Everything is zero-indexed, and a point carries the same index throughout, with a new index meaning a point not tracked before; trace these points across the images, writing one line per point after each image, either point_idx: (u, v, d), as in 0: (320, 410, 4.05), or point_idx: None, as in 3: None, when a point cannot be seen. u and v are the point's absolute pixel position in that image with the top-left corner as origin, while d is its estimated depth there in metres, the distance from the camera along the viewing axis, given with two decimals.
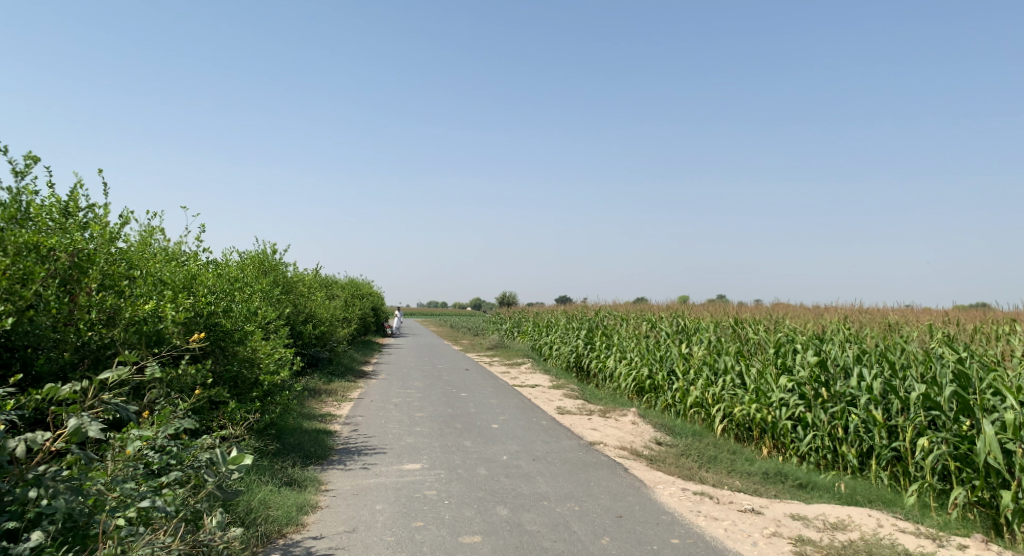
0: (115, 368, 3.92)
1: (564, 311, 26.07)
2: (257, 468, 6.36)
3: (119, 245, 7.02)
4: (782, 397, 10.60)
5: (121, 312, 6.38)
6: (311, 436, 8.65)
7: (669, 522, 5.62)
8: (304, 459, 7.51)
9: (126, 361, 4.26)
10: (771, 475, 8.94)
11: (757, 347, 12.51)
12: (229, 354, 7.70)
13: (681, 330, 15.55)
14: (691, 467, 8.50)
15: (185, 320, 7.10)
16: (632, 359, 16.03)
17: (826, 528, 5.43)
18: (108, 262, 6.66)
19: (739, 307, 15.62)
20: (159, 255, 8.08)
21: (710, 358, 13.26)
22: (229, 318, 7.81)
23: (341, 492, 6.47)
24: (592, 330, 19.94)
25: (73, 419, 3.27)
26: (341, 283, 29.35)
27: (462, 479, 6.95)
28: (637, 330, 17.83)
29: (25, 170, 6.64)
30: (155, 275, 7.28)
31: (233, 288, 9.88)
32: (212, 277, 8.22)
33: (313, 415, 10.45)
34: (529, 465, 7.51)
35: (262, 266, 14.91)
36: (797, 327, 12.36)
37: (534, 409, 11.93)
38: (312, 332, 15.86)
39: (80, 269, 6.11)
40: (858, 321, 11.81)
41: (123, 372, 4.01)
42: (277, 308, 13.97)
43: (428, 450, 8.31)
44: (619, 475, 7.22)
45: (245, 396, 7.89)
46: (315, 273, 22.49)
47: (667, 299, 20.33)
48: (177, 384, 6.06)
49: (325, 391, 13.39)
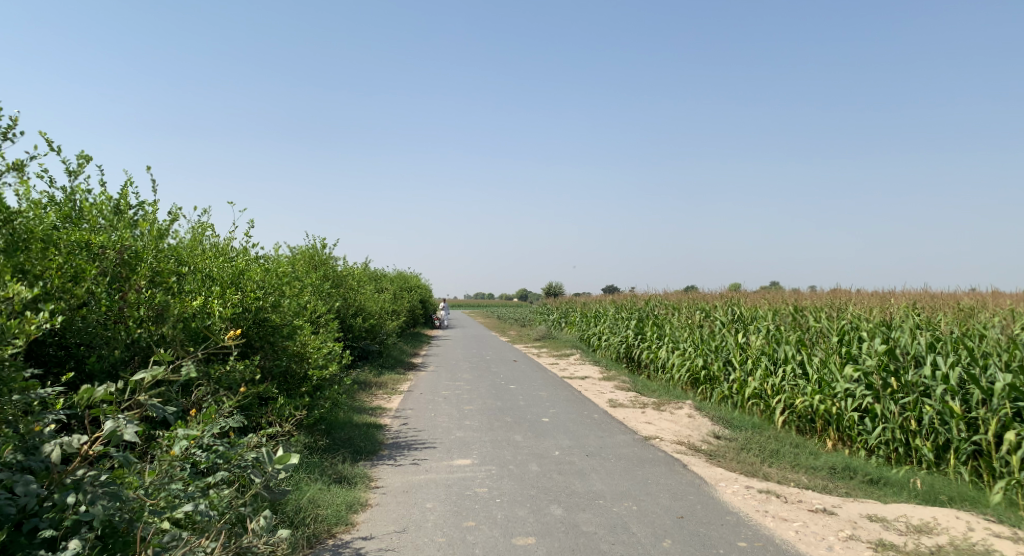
0: (152, 368, 3.83)
1: (612, 301, 25.66)
2: (305, 464, 6.25)
3: (169, 242, 7.03)
4: (848, 388, 10.09)
5: (170, 308, 6.26)
6: (361, 430, 8.55)
7: (735, 523, 5.30)
8: (353, 454, 7.40)
9: (162, 361, 4.15)
10: (839, 470, 8.50)
11: (820, 335, 12.00)
12: (278, 349, 7.62)
13: (737, 318, 15.06)
14: (753, 463, 8.12)
15: (233, 315, 6.99)
16: (685, 350, 15.61)
17: (909, 531, 5.05)
18: (157, 259, 6.67)
19: (797, 294, 15.03)
20: (210, 251, 8.10)
21: (769, 347, 12.77)
22: (278, 313, 7.73)
23: (391, 489, 6.33)
24: (642, 320, 19.53)
25: (109, 422, 3.22)
26: (389, 276, 29.50)
27: (514, 476, 6.73)
28: (690, 319, 17.37)
29: (77, 170, 6.74)
30: (204, 271, 7.26)
31: (283, 283, 9.84)
32: (261, 271, 8.16)
33: (364, 409, 10.39)
34: (582, 462, 7.25)
35: (312, 260, 14.97)
36: (862, 314, 11.80)
37: (585, 402, 11.67)
38: (362, 326, 15.88)
39: (129, 267, 6.14)
40: (930, 306, 11.21)
41: (159, 371, 3.92)
42: (327, 302, 14.00)
43: (478, 444, 8.13)
44: (678, 472, 6.90)
45: (294, 392, 7.86)
46: (363, 266, 22.58)
47: (721, 287, 19.76)
48: (226, 380, 5.98)
49: (375, 384, 13.36)
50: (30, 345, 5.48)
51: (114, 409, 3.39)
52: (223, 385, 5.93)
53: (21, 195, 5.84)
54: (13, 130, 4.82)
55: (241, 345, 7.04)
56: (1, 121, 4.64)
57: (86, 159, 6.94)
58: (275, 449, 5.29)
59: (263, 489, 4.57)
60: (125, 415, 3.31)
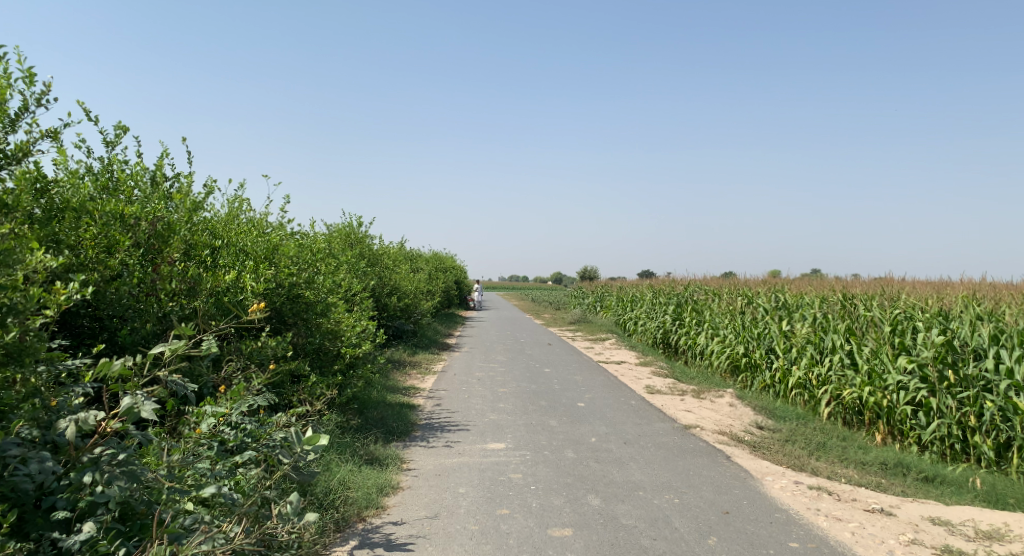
0: (170, 344, 3.69)
1: (650, 285, 25.20)
2: (336, 444, 6.09)
3: (203, 215, 6.93)
4: (900, 380, 9.72)
5: (202, 282, 6.10)
6: (394, 410, 8.40)
7: (785, 521, 5.01)
8: (386, 435, 7.25)
9: (180, 335, 3.98)
10: (890, 466, 8.10)
11: (870, 325, 11.55)
12: (311, 326, 7.47)
13: (781, 305, 14.60)
14: (799, 456, 7.79)
15: (265, 288, 6.78)
16: (725, 336, 15.19)
17: (977, 538, 4.73)
18: (191, 232, 6.56)
19: (846, 282, 14.48)
20: (246, 225, 7.99)
21: (815, 336, 12.33)
22: (312, 289, 7.59)
23: (423, 472, 6.15)
24: (681, 305, 19.09)
25: (127, 399, 3.12)
26: (425, 256, 29.44)
27: (549, 462, 6.50)
28: (731, 305, 16.92)
29: (114, 141, 6.66)
30: (238, 245, 7.14)
31: (317, 259, 9.70)
32: (295, 247, 8.02)
33: (396, 389, 10.25)
34: (620, 450, 6.99)
35: (348, 239, 14.89)
36: (917, 303, 11.31)
37: (622, 388, 11.38)
38: (397, 305, 15.77)
39: (161, 239, 6.02)
40: (990, 296, 10.70)
41: (177, 345, 3.79)
42: (362, 280, 13.92)
43: (512, 428, 7.91)
44: (721, 464, 6.59)
45: (327, 369, 7.67)
46: (400, 246, 22.53)
47: (763, 273, 19.22)
48: (258, 356, 5.85)
49: (409, 363, 13.25)
50: (61, 315, 5.35)
51: (132, 384, 3.29)
52: (250, 358, 5.74)
53: (58, 164, 5.76)
54: (44, 97, 4.70)
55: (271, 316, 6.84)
56: (36, 86, 4.52)
57: (122, 129, 6.85)
58: (304, 428, 5.14)
59: (290, 470, 4.42)
60: (142, 391, 3.20)
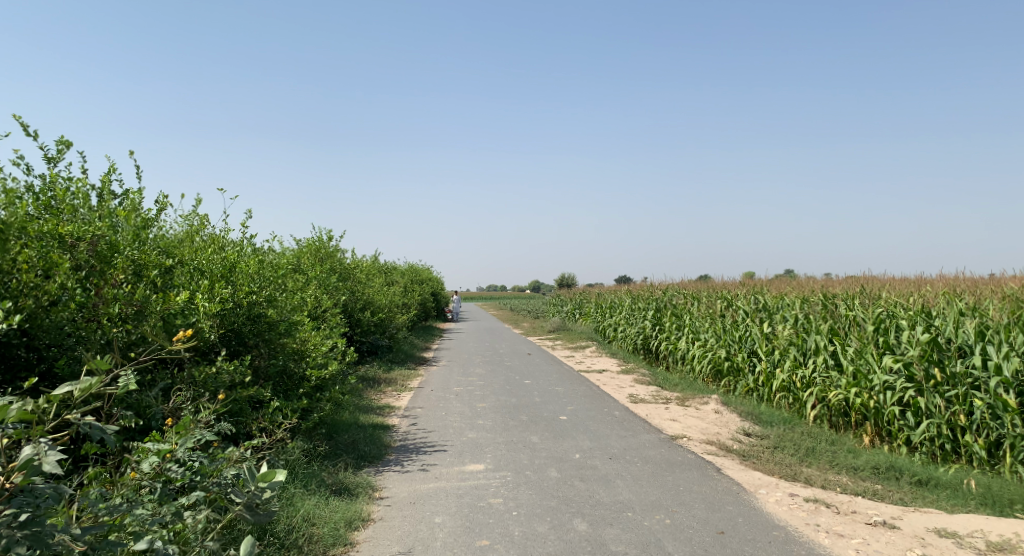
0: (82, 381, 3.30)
1: (628, 290, 24.95)
2: (301, 474, 5.66)
3: (155, 233, 6.49)
4: (887, 380, 9.51)
5: (149, 303, 5.62)
6: (366, 432, 7.98)
7: (785, 540, 4.68)
8: (357, 460, 6.83)
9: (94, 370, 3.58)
10: (882, 470, 7.84)
11: (853, 325, 11.37)
12: (274, 347, 7.04)
13: (761, 307, 14.40)
14: (791, 465, 7.51)
15: (221, 309, 6.32)
16: (706, 341, 14.95)
17: (987, 550, 4.46)
18: (140, 250, 6.09)
19: (826, 281, 14.32)
20: (204, 243, 7.55)
21: (798, 337, 12.13)
22: (274, 308, 7.17)
23: (397, 500, 5.74)
24: (660, 310, 18.84)
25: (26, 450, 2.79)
26: (400, 269, 28.98)
27: (531, 484, 6.13)
28: (710, 308, 16.72)
29: (56, 157, 6.24)
30: (194, 264, 6.69)
31: (282, 278, 9.26)
32: (255, 264, 7.59)
33: (370, 408, 9.82)
34: (606, 466, 6.63)
35: (318, 254, 14.42)
36: (899, 301, 11.16)
37: (605, 397, 11.06)
38: (371, 320, 15.30)
39: (103, 259, 5.56)
40: (971, 292, 10.56)
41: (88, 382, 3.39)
42: (333, 296, 13.47)
43: (492, 447, 7.53)
44: (712, 478, 6.27)
45: (293, 393, 7.25)
46: (373, 260, 22.07)
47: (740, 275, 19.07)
48: (212, 383, 5.44)
49: (384, 380, 12.81)
50: None
51: (35, 429, 2.93)
52: (197, 386, 5.31)
53: None
54: None
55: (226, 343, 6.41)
56: None
57: (66, 143, 6.41)
58: (263, 461, 4.72)
59: (244, 511, 4.01)
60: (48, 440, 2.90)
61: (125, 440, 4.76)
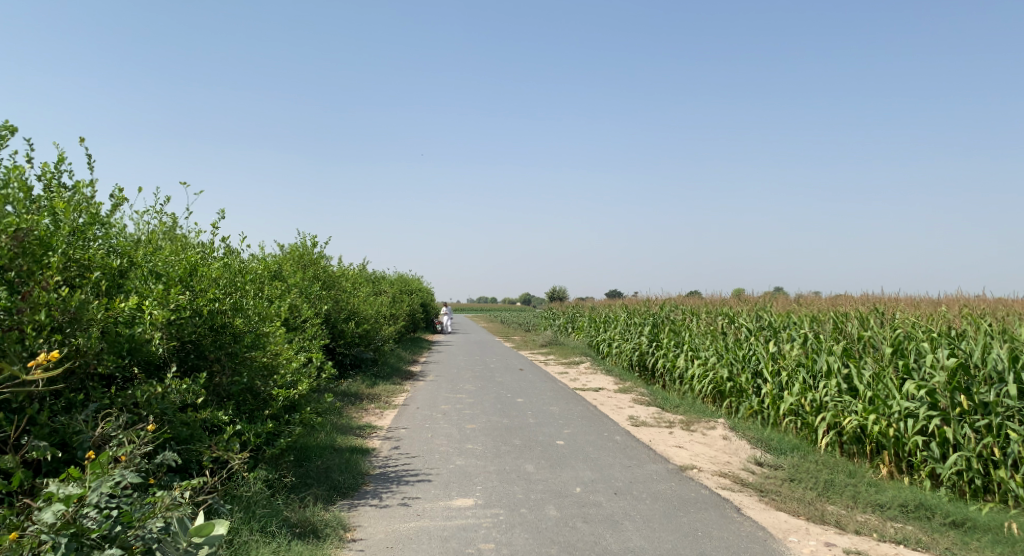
0: None
1: (623, 305, 24.19)
2: (259, 512, 4.84)
3: (108, 231, 5.67)
4: (908, 407, 8.83)
5: (87, 310, 4.72)
6: (342, 457, 7.15)
7: None
8: (328, 492, 6.01)
9: None
10: (911, 509, 7.11)
11: (868, 345, 10.67)
12: (238, 362, 6.22)
13: (766, 325, 13.69)
14: (813, 502, 6.78)
15: (174, 317, 5.48)
16: (707, 359, 14.23)
17: None
18: (80, 250, 5.26)
19: (833, 299, 13.65)
20: (167, 244, 6.75)
21: (807, 358, 11.43)
22: (241, 317, 6.40)
23: (372, 544, 4.93)
24: (658, 326, 18.13)
25: None
26: (388, 280, 28.14)
27: (528, 525, 5.34)
28: (711, 324, 15.99)
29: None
30: (148, 267, 5.87)
31: (255, 287, 8.45)
32: (222, 268, 6.78)
33: (348, 429, 8.98)
34: (611, 504, 5.87)
35: (301, 260, 13.56)
36: (919, 321, 10.46)
37: (603, 420, 10.27)
38: (355, 331, 14.44)
39: (32, 258, 4.76)
40: (996, 314, 9.89)
41: None
42: (314, 306, 12.63)
43: (482, 477, 6.72)
44: (734, 521, 5.52)
45: (257, 415, 6.41)
46: (360, 268, 21.23)
47: (736, 290, 18.43)
48: (157, 405, 4.65)
49: (366, 397, 11.97)
50: None
51: None
52: (130, 413, 4.51)
53: None
54: None
55: (172, 361, 5.57)
56: None
57: (10, 129, 5.60)
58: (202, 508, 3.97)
59: None
60: None
61: (43, 473, 4.04)
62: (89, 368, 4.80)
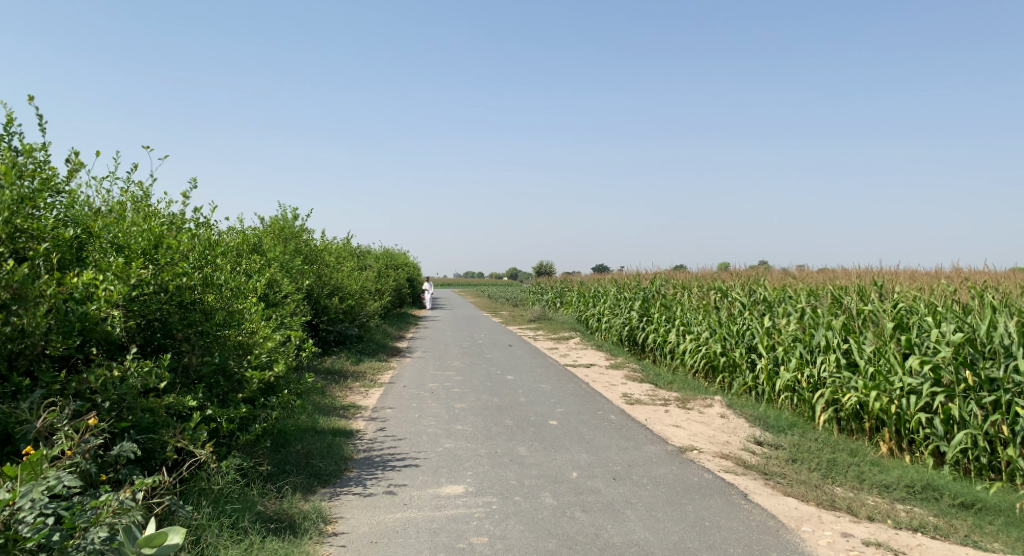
0: None
1: (612, 279, 23.83)
2: (229, 508, 4.44)
3: (63, 199, 5.18)
4: (911, 384, 8.52)
5: (31, 285, 4.25)
6: (323, 441, 6.74)
7: None
8: (308, 480, 5.61)
9: None
10: (918, 490, 6.76)
11: (868, 320, 10.35)
12: (208, 341, 5.77)
13: (761, 299, 13.36)
14: (820, 484, 6.47)
15: (135, 294, 4.99)
16: (700, 334, 13.90)
17: None
18: (28, 219, 4.76)
19: (829, 273, 13.32)
20: (133, 213, 6.26)
21: (804, 333, 11.10)
22: (212, 293, 5.93)
23: (354, 538, 4.55)
24: (648, 300, 17.79)
25: None
26: (374, 254, 27.57)
27: (523, 515, 4.97)
28: (703, 298, 15.65)
29: None
30: (109, 238, 5.38)
31: (230, 261, 7.96)
32: (192, 240, 6.30)
33: (331, 410, 8.56)
34: (611, 491, 5.51)
35: (281, 233, 13.03)
36: (921, 295, 10.13)
37: (596, 398, 9.92)
38: (339, 307, 13.97)
39: None
40: (1001, 286, 9.57)
41: None
42: (296, 281, 12.15)
43: (472, 461, 6.34)
44: (742, 509, 5.19)
45: (231, 398, 5.97)
46: (345, 242, 20.69)
47: (724, 263, 18.06)
48: (114, 391, 4.19)
49: (351, 375, 11.56)
50: None
51: None
52: (79, 400, 4.05)
53: None
54: None
55: (132, 341, 5.10)
56: None
57: None
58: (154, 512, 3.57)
59: None
60: None
61: None
62: (37, 350, 4.33)
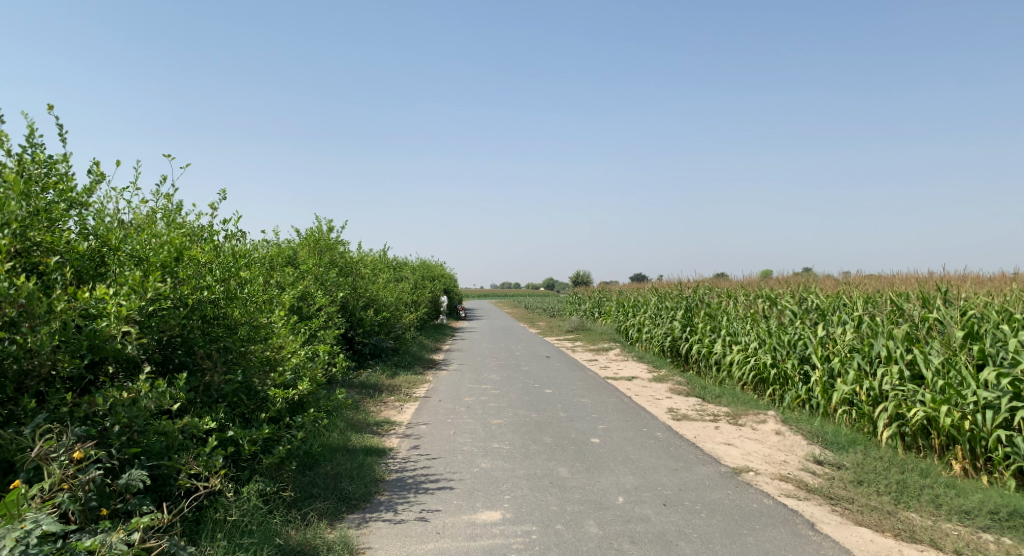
0: None
1: (652, 288, 23.18)
2: (246, 541, 4.14)
3: (81, 211, 4.94)
4: (988, 397, 7.84)
5: (39, 300, 3.99)
6: (354, 461, 6.39)
7: None
8: (335, 504, 5.26)
9: None
10: (1004, 516, 6.09)
11: (933, 328, 9.65)
12: (231, 358, 5.49)
13: (814, 308, 12.66)
14: (893, 511, 5.88)
15: (152, 309, 4.68)
16: (748, 344, 13.25)
17: None
18: (39, 230, 4.51)
19: (887, 279, 12.56)
20: (159, 224, 6.03)
21: (863, 343, 10.42)
22: (236, 307, 5.65)
23: None
24: (692, 310, 17.14)
25: None
26: (410, 266, 27.37)
27: (565, 547, 4.54)
28: (751, 307, 14.96)
29: None
30: (128, 248, 5.06)
31: (260, 274, 7.71)
32: (217, 253, 6.04)
33: (364, 428, 8.22)
34: (661, 519, 5.03)
35: (316, 245, 12.81)
36: (993, 302, 9.40)
37: (641, 413, 9.41)
38: (374, 319, 13.67)
39: None
40: None
41: None
42: (330, 293, 11.89)
43: (511, 484, 5.92)
44: (812, 542, 4.67)
45: (254, 418, 5.66)
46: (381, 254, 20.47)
47: (769, 271, 17.34)
48: (123, 416, 3.90)
49: (386, 389, 11.22)
50: None
51: None
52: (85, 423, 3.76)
53: None
54: None
55: (149, 359, 4.82)
56: None
57: None
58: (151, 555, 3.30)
59: None
60: None
61: None
62: (46, 370, 4.06)
